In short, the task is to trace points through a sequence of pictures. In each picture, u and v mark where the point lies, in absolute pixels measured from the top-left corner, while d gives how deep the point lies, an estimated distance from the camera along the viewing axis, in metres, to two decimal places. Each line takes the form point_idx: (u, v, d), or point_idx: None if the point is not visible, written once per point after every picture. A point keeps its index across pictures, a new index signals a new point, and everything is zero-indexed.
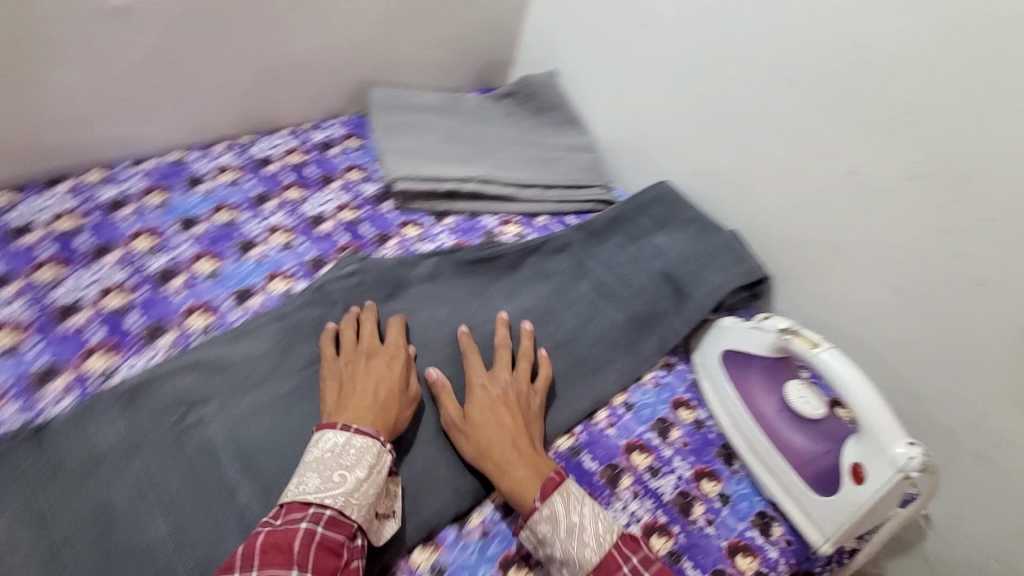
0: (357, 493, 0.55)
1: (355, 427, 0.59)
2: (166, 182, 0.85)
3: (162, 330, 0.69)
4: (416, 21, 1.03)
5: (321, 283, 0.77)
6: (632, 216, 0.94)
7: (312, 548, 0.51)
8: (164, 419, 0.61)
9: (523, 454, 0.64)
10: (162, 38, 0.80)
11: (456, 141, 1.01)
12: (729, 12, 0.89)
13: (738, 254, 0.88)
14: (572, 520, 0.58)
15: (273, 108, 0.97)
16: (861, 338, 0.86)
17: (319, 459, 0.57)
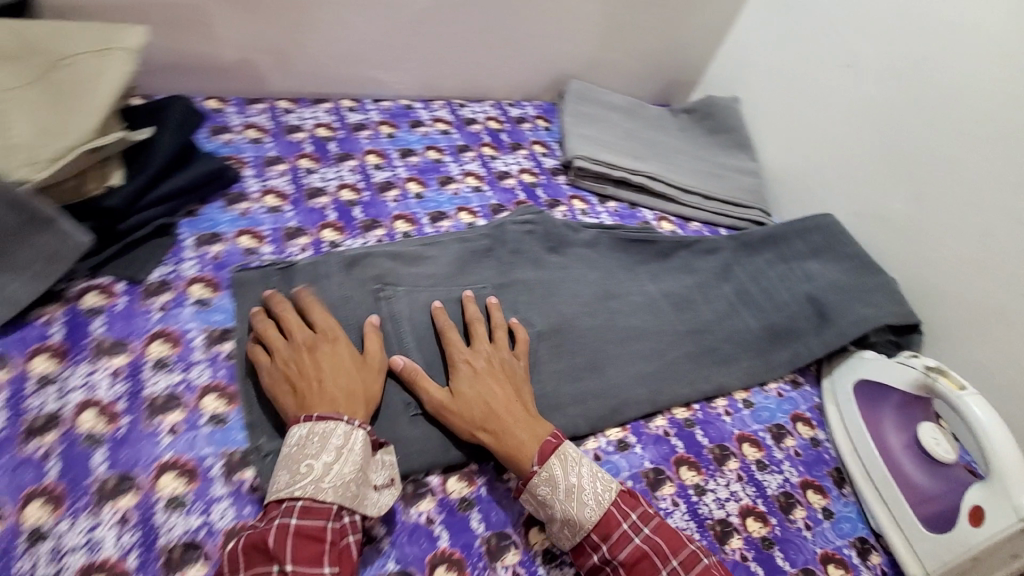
0: (325, 480, 0.54)
1: (318, 416, 0.57)
2: (396, 120, 1.05)
3: (377, 225, 0.86)
4: (624, 31, 1.16)
5: (502, 223, 0.87)
6: (788, 238, 0.98)
7: (290, 538, 0.51)
8: (369, 285, 0.75)
9: (518, 421, 0.64)
10: (429, 6, 1.00)
11: (633, 140, 1.11)
12: (937, 64, 0.91)
13: (896, 296, 0.89)
14: (571, 481, 0.60)
15: (487, 81, 1.15)
16: (1012, 412, 0.82)
17: (287, 455, 0.56)
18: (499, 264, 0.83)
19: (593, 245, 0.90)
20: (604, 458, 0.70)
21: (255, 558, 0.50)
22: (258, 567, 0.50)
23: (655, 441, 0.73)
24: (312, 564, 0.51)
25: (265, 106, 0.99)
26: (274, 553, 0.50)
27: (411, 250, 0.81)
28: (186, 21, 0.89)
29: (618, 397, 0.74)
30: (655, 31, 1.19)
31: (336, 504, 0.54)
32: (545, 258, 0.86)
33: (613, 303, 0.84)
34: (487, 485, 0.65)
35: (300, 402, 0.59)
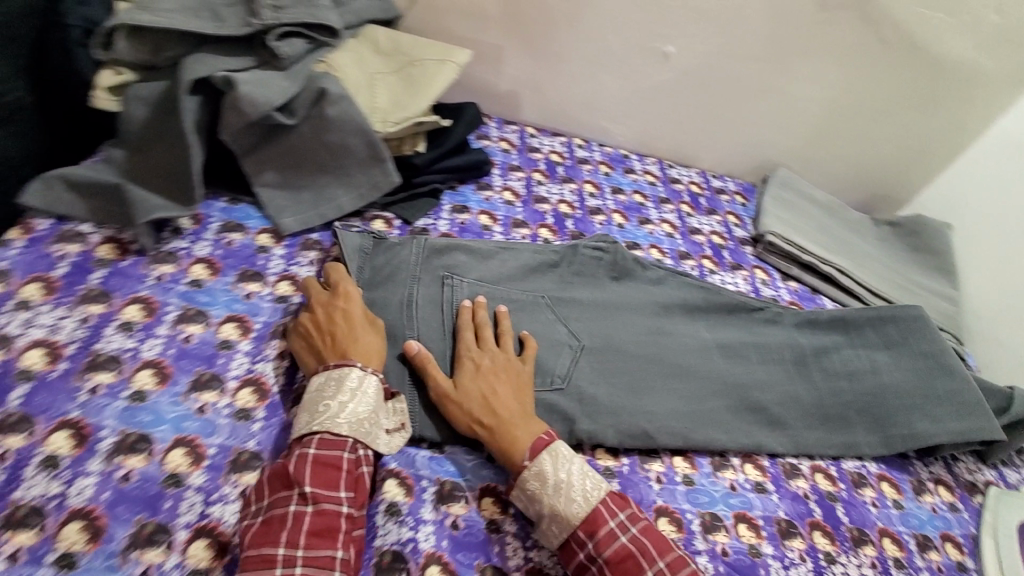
0: (340, 416, 0.61)
1: (333, 365, 0.64)
2: (614, 163, 1.23)
3: (582, 237, 1.01)
4: (840, 136, 1.24)
5: (576, 245, 0.87)
6: (862, 326, 0.88)
7: (308, 464, 0.58)
8: (435, 269, 0.78)
9: (511, 421, 0.65)
10: (672, 79, 1.18)
11: (826, 234, 1.15)
12: None
13: (964, 411, 0.83)
14: (560, 477, 0.62)
15: (699, 152, 1.29)
16: None
17: (310, 398, 0.63)
18: (559, 279, 0.84)
19: (657, 283, 0.87)
20: (739, 490, 0.73)
21: (276, 484, 0.58)
22: (279, 491, 0.58)
23: (794, 498, 0.74)
24: (328, 488, 0.58)
25: (517, 128, 1.23)
26: (293, 478, 0.57)
27: (484, 248, 0.83)
28: (488, 55, 1.17)
29: (652, 425, 0.74)
30: (872, 144, 1.25)
31: (350, 439, 0.62)
32: (605, 284, 0.86)
33: (664, 339, 0.82)
34: (629, 467, 0.72)
35: (319, 357, 0.66)
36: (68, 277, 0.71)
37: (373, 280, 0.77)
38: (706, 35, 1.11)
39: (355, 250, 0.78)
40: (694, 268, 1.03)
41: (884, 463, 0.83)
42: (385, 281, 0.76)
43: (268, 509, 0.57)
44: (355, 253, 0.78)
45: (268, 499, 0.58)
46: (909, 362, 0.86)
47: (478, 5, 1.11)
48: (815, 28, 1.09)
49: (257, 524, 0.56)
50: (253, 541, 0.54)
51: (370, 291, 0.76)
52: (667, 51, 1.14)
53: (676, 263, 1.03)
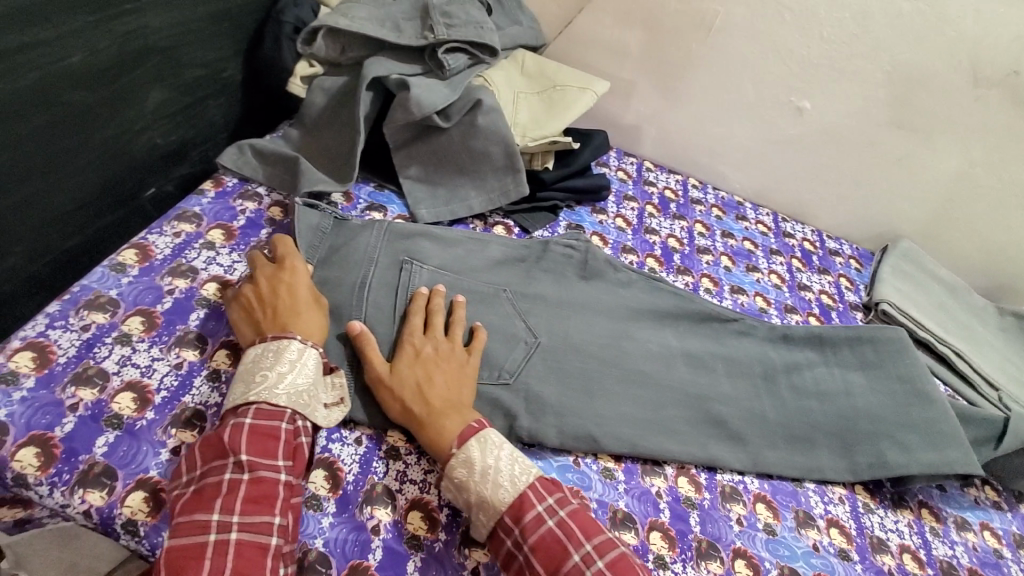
0: (278, 387, 0.62)
1: (270, 338, 0.65)
2: (726, 208, 1.24)
3: (687, 272, 1.03)
4: (976, 217, 1.18)
5: (547, 242, 0.91)
6: (839, 345, 0.88)
7: (244, 434, 0.58)
8: (399, 252, 0.82)
9: (436, 412, 0.66)
10: (801, 133, 1.18)
11: (947, 314, 1.10)
12: None
13: (935, 440, 0.80)
14: (488, 463, 0.62)
15: (812, 209, 1.27)
16: None
17: (246, 366, 0.64)
18: (525, 272, 0.88)
19: (624, 285, 0.90)
20: (822, 552, 0.71)
21: (210, 453, 0.58)
22: (212, 459, 0.57)
23: (878, 573, 0.71)
24: (266, 457, 0.58)
25: (635, 161, 1.27)
26: (228, 446, 0.57)
27: (451, 237, 0.87)
28: (621, 88, 1.23)
29: (601, 429, 0.74)
30: (1011, 229, 1.17)
31: (289, 409, 0.62)
32: (573, 283, 0.88)
33: (626, 343, 0.83)
34: (710, 501, 0.72)
35: (258, 327, 0.67)
36: (244, 228, 0.83)
37: (328, 257, 0.80)
38: (847, 95, 1.11)
39: (313, 228, 0.81)
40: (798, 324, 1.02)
41: (979, 559, 0.77)
42: (339, 260, 0.79)
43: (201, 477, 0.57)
44: (310, 230, 0.81)
45: (200, 468, 0.57)
46: (884, 386, 0.86)
47: (622, 42, 1.18)
48: (965, 102, 1.06)
49: (190, 493, 0.56)
50: (187, 512, 0.54)
51: (323, 267, 0.79)
52: (801, 106, 1.15)
53: (780, 315, 1.02)
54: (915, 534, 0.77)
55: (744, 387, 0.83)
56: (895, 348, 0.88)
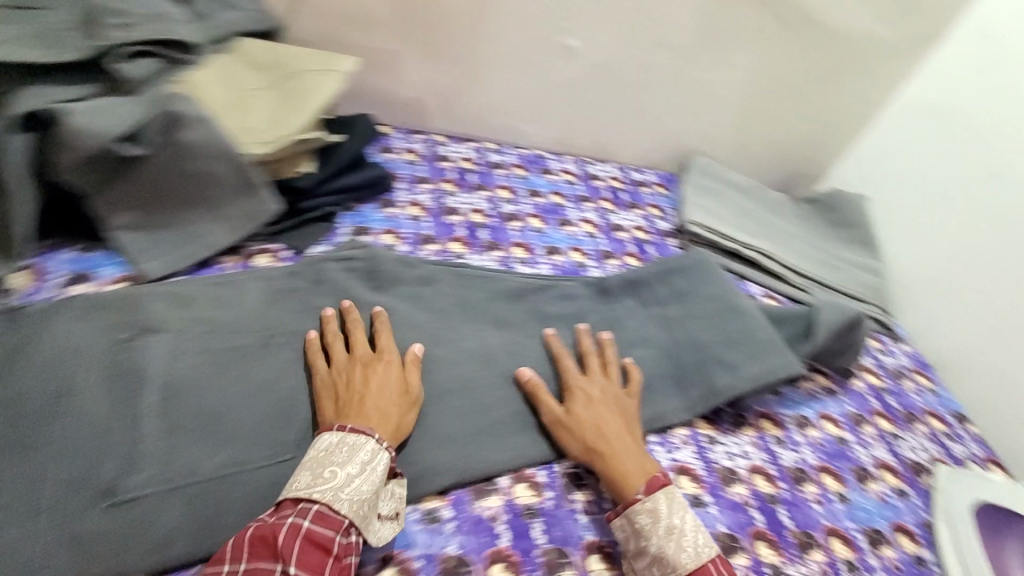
0: (344, 491, 0.55)
1: (348, 428, 0.58)
2: (529, 165, 1.17)
3: (497, 247, 0.95)
4: (754, 119, 1.23)
5: (318, 260, 0.78)
6: (651, 284, 0.87)
7: (298, 539, 0.51)
8: (115, 331, 0.64)
9: (615, 453, 0.66)
10: (578, 72, 1.13)
11: (748, 218, 1.15)
12: None
13: (756, 351, 0.81)
14: (674, 521, 0.61)
15: (614, 146, 1.25)
16: None
17: (314, 458, 0.57)
18: (299, 303, 0.74)
19: (424, 284, 0.81)
20: None
21: (260, 550, 0.50)
22: (262, 560, 0.50)
23: (734, 508, 0.69)
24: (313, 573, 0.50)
25: (424, 137, 1.15)
26: (280, 551, 0.50)
27: (187, 290, 0.70)
28: (384, 62, 1.09)
29: (416, 465, 0.64)
30: (784, 123, 1.24)
31: (347, 520, 0.54)
32: (361, 297, 0.77)
33: (434, 352, 0.74)
34: (553, 501, 0.66)
35: (338, 412, 0.61)
36: None
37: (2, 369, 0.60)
38: (609, 25, 1.07)
39: None
40: (617, 268, 0.99)
41: (825, 453, 0.79)
42: (20, 369, 0.60)
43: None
44: None
45: (246, 563, 0.50)
46: (699, 312, 0.85)
47: (366, 9, 1.03)
48: (714, 10, 1.07)
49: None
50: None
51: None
52: (572, 45, 1.09)
53: (598, 264, 0.98)
54: (761, 450, 0.77)
55: (568, 357, 0.78)
56: (702, 268, 0.89)
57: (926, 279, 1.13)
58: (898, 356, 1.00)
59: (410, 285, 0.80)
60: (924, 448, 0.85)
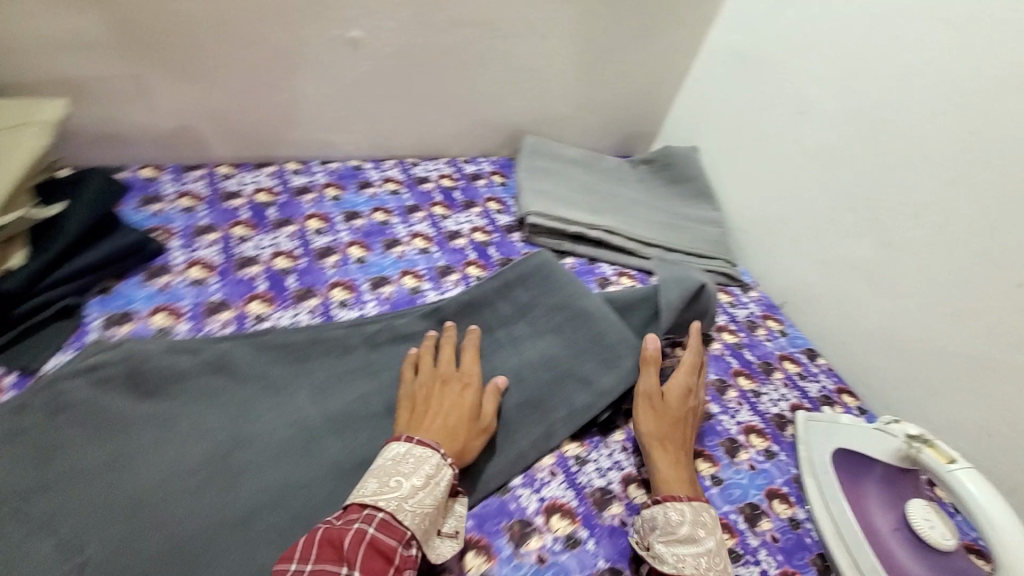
0: (410, 502, 0.54)
1: (416, 440, 0.59)
2: (343, 181, 1.01)
3: (310, 294, 0.80)
4: (576, 86, 1.16)
5: (51, 376, 0.62)
6: (493, 302, 0.79)
7: (361, 546, 0.50)
8: None
9: (679, 455, 0.68)
10: (373, 68, 0.99)
11: (590, 192, 1.10)
12: (878, 116, 0.89)
13: (610, 353, 0.75)
14: (706, 524, 0.62)
15: (439, 140, 1.13)
16: (989, 465, 0.77)
17: (381, 466, 0.57)
18: (28, 454, 0.57)
19: (215, 371, 0.67)
20: (549, 560, 0.60)
21: (327, 553, 0.49)
22: (326, 562, 0.49)
23: (611, 533, 0.64)
24: None
25: (203, 172, 0.95)
26: (345, 554, 0.49)
27: None
28: (128, 91, 0.88)
29: None
30: (607, 85, 1.19)
31: (409, 532, 0.53)
32: (123, 415, 0.61)
33: (237, 458, 0.60)
34: None
35: (411, 425, 0.62)
36: None
37: None
38: (391, 10, 0.93)
39: None
40: (458, 284, 0.88)
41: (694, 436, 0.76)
42: None
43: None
44: None
45: (313, 564, 0.49)
46: (547, 323, 0.78)
47: (74, 29, 0.81)
48: None
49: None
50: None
51: None
52: (354, 36, 0.94)
53: (435, 284, 0.87)
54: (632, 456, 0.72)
55: None
56: (545, 276, 0.81)
57: (757, 216, 1.09)
58: (749, 306, 1.01)
59: (193, 381, 0.65)
60: (783, 397, 0.86)
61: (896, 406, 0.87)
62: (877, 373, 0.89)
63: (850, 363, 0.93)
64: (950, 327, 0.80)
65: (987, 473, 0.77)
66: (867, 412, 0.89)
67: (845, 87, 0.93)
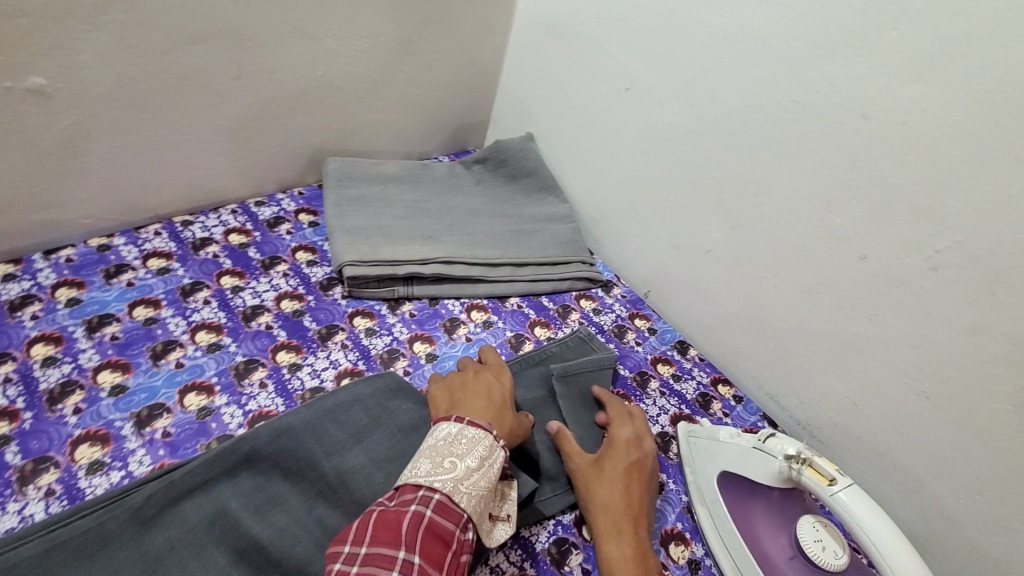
0: (465, 483, 0.53)
1: (467, 421, 0.59)
2: (84, 273, 0.76)
3: (43, 467, 0.58)
4: (375, 87, 0.97)
5: None
6: (313, 428, 0.64)
7: (421, 531, 0.48)
8: None
9: (626, 527, 0.61)
10: (82, 120, 0.72)
11: (419, 215, 0.94)
12: (701, 88, 0.81)
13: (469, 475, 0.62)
14: None
15: (215, 185, 0.89)
16: (853, 433, 0.76)
17: (432, 447, 0.56)
18: None
19: None
20: None
21: (384, 534, 0.47)
22: (384, 545, 0.47)
23: None
24: (436, 565, 0.48)
25: None
26: (405, 539, 0.47)
27: None
28: None
29: None
30: (415, 80, 1.02)
31: (467, 514, 0.52)
32: None
33: None
34: None
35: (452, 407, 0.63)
36: None
37: None
38: (78, 39, 0.66)
39: None
40: (266, 384, 0.70)
41: None
42: None
43: (366, 561, 0.46)
44: None
45: (369, 547, 0.47)
46: (385, 451, 0.65)
47: None
48: None
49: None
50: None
51: None
52: (35, 83, 0.66)
53: (233, 394, 0.68)
54: (511, 551, 0.62)
55: None
56: (373, 403, 0.68)
57: (603, 204, 1.00)
58: (614, 308, 0.95)
59: None
60: (663, 409, 0.80)
61: (765, 387, 0.85)
62: (742, 355, 0.86)
63: (720, 348, 0.89)
64: (808, 305, 0.76)
65: (860, 442, 0.76)
66: (743, 399, 0.87)
67: (662, 58, 0.84)
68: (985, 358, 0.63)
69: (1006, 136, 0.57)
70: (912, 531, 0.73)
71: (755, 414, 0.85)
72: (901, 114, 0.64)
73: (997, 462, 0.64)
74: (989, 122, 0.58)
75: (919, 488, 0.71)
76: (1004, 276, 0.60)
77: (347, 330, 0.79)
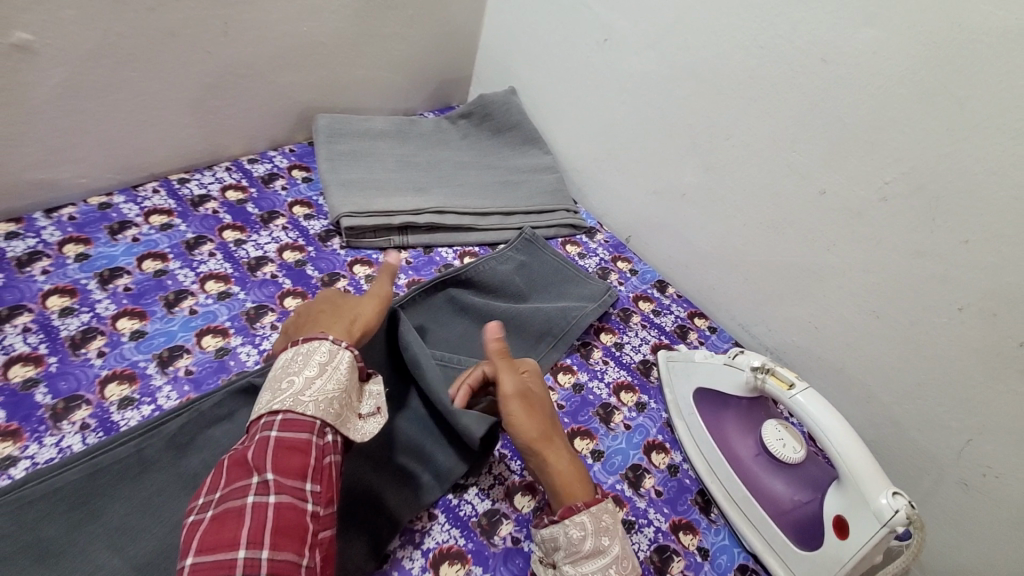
0: (304, 394, 0.53)
1: (302, 340, 0.58)
2: (88, 230, 0.78)
3: (75, 404, 0.62)
4: (359, 43, 0.99)
5: None
6: None
7: (271, 451, 0.48)
8: None
9: (569, 451, 0.62)
10: (71, 78, 0.73)
11: (409, 168, 0.98)
12: (675, 36, 0.85)
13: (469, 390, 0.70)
14: (592, 521, 0.55)
15: (206, 144, 0.91)
16: (814, 353, 0.85)
17: (273, 377, 0.55)
18: None
19: None
20: None
21: (235, 471, 0.47)
22: (236, 480, 0.46)
23: (507, 556, 0.61)
24: (292, 475, 0.48)
25: None
26: (253, 464, 0.47)
27: None
28: None
29: None
30: (398, 35, 1.03)
31: (317, 420, 0.52)
32: None
33: None
34: None
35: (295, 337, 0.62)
36: None
37: None
38: None
39: None
40: (276, 325, 0.75)
41: (568, 413, 0.74)
42: None
43: (221, 502, 0.45)
44: None
45: (222, 490, 0.46)
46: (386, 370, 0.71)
47: None
48: None
49: (208, 521, 0.44)
50: (200, 545, 0.42)
51: None
52: (23, 39, 0.66)
53: (247, 336, 0.73)
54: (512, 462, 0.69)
55: None
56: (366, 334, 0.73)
57: (584, 155, 1.05)
58: (597, 252, 1.01)
59: None
60: (644, 340, 0.88)
61: (737, 318, 0.93)
62: (717, 289, 0.94)
63: (697, 284, 0.96)
64: (774, 240, 0.83)
65: (819, 361, 0.84)
66: (717, 329, 0.95)
67: (638, 8, 0.88)
68: (925, 276, 0.71)
69: (946, 74, 0.64)
70: (865, 435, 0.83)
71: (728, 342, 0.93)
72: (855, 57, 0.69)
73: (935, 370, 0.73)
74: (929, 62, 0.64)
75: (870, 398, 0.80)
76: (940, 203, 0.67)
77: (348, 276, 0.84)
